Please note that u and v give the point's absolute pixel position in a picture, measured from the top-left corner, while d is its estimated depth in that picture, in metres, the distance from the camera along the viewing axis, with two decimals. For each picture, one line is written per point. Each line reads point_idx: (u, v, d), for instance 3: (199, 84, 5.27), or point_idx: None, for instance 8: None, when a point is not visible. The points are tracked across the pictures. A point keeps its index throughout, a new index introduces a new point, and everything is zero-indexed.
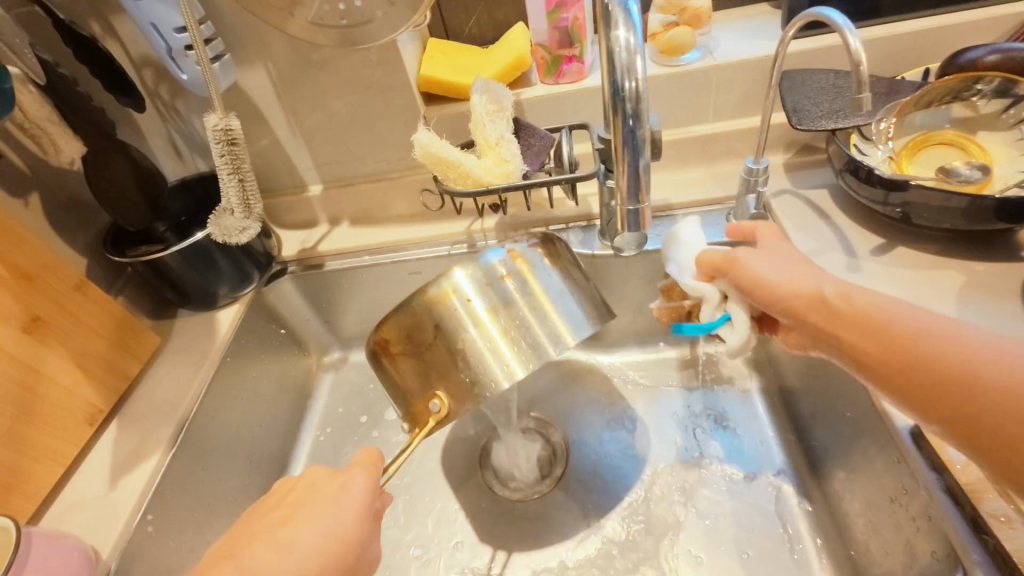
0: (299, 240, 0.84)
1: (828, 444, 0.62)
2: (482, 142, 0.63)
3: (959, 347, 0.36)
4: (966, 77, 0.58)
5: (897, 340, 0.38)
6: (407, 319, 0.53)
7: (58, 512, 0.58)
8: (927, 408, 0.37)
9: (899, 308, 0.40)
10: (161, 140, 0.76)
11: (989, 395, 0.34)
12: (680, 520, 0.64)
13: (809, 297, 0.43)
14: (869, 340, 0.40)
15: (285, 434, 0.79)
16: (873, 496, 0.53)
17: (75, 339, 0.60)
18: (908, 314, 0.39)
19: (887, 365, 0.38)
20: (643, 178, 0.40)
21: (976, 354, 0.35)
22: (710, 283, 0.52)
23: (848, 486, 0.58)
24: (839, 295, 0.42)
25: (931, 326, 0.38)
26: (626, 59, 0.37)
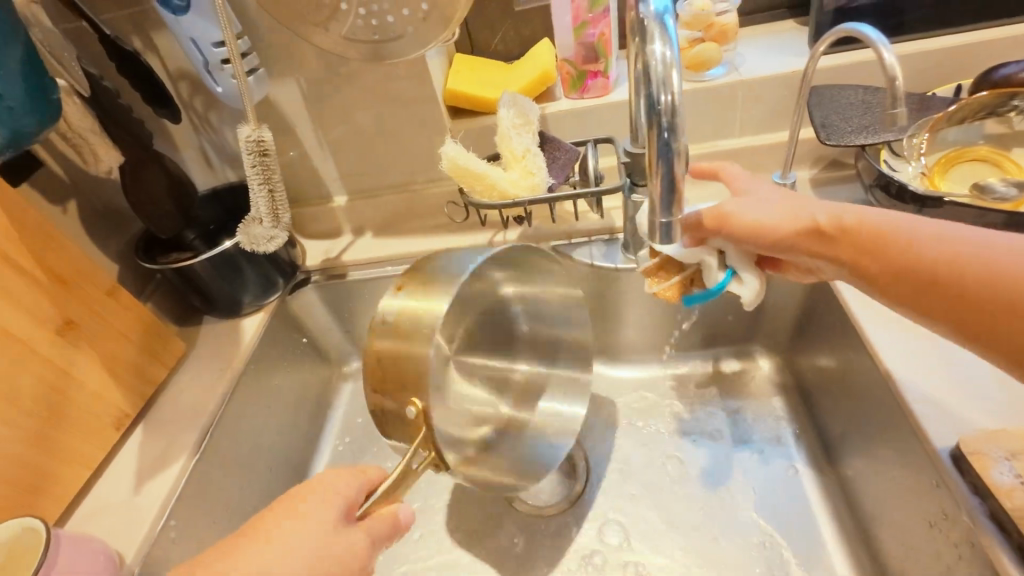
0: (322, 250, 0.85)
1: (859, 466, 0.60)
2: (508, 155, 0.63)
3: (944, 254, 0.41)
4: (1000, 92, 0.57)
5: (897, 255, 0.43)
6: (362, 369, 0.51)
7: (84, 515, 0.59)
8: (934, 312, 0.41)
9: (891, 223, 0.44)
10: (193, 151, 0.78)
11: (992, 288, 0.39)
12: (706, 545, 0.63)
13: (807, 227, 0.47)
14: (873, 258, 0.44)
15: (305, 443, 0.79)
16: (910, 522, 0.52)
17: (107, 343, 0.61)
18: (897, 229, 0.44)
19: (894, 278, 0.43)
20: (678, 192, 0.39)
21: (966, 254, 0.40)
22: (703, 246, 0.53)
23: (882, 511, 0.56)
24: (831, 221, 0.46)
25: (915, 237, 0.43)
26: (662, 72, 0.37)
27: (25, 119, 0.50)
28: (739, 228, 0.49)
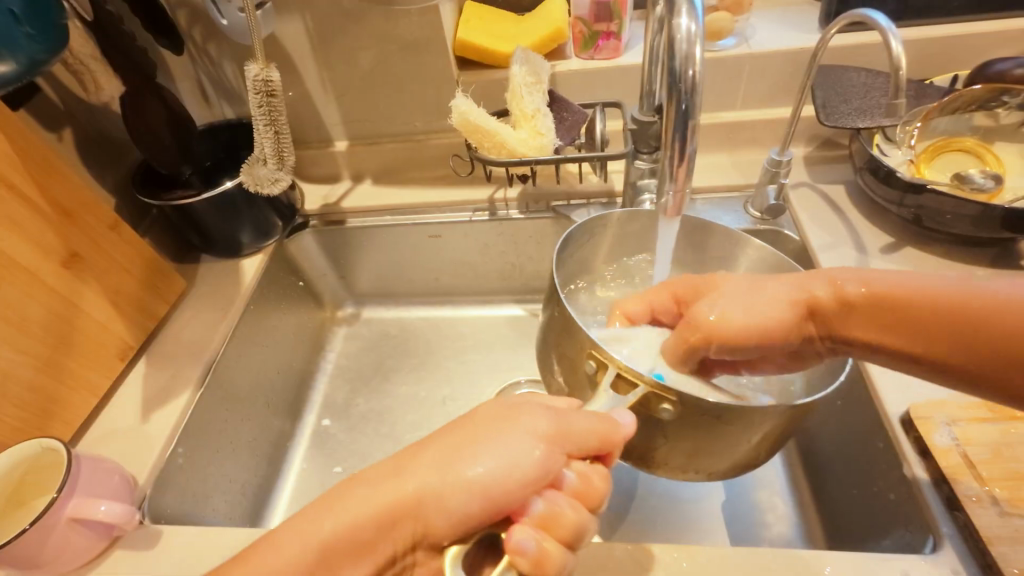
0: (321, 195, 0.85)
1: None
2: (518, 113, 0.64)
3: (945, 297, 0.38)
4: (991, 86, 0.60)
5: (911, 306, 0.39)
6: None
7: (92, 440, 0.61)
8: (974, 363, 0.38)
9: (905, 284, 0.40)
10: (190, 83, 0.76)
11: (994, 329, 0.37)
12: None
13: (795, 327, 0.42)
14: (884, 324, 0.40)
15: (300, 382, 0.82)
16: None
17: (110, 276, 0.61)
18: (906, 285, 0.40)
19: (931, 338, 0.38)
20: (689, 165, 0.41)
21: (978, 302, 0.37)
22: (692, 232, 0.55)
23: None
24: (831, 294, 0.42)
25: (922, 292, 0.39)
26: (686, 47, 0.39)
27: (31, 45, 0.48)
28: (733, 334, 0.42)
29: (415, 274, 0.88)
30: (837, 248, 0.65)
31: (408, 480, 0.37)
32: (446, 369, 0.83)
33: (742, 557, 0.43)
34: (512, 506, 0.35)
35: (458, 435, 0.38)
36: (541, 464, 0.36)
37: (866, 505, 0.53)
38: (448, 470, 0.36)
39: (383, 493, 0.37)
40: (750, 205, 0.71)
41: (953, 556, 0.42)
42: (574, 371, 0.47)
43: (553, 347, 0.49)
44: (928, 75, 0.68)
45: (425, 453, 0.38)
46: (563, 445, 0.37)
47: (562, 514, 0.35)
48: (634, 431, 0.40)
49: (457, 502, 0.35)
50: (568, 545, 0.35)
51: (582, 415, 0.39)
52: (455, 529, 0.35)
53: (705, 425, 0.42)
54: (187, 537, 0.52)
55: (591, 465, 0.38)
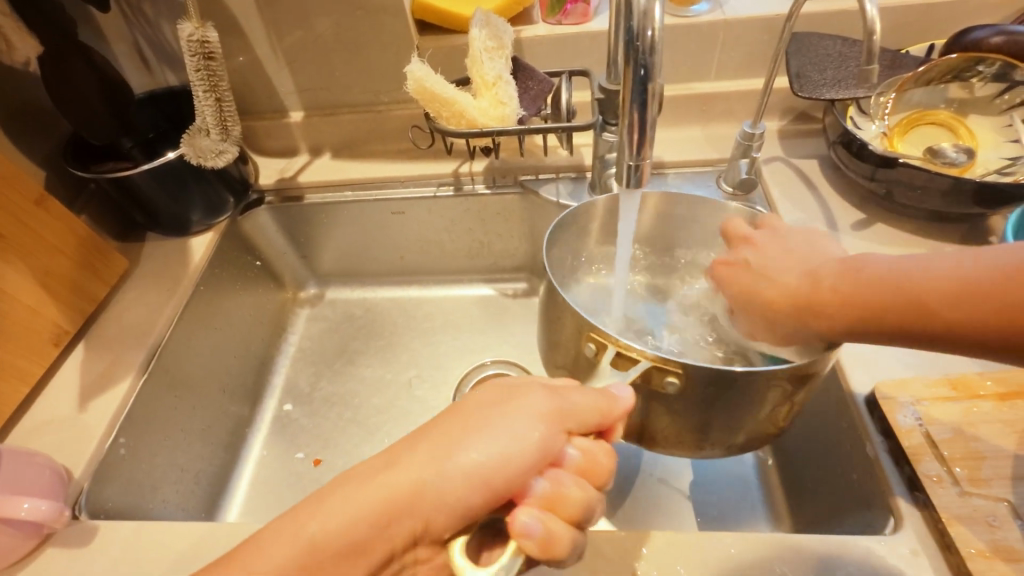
0: (277, 169, 0.80)
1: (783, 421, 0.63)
2: (479, 80, 0.60)
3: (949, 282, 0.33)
4: (966, 54, 0.57)
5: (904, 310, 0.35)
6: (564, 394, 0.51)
7: (25, 430, 0.57)
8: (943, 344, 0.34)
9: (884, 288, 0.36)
10: (126, 47, 0.70)
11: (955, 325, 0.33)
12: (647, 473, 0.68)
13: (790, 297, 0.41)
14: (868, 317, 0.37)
15: (259, 365, 0.78)
16: None
17: (39, 255, 0.57)
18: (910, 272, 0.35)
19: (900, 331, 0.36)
20: (648, 134, 0.39)
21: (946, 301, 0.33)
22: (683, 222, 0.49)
23: None
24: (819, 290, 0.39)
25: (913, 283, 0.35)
26: (644, 3, 0.35)
27: None
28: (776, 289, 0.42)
29: (379, 253, 0.84)
30: (808, 224, 0.63)
31: (401, 472, 0.35)
32: (412, 351, 0.80)
33: (707, 540, 0.42)
34: (511, 490, 0.34)
35: (451, 424, 0.36)
36: (542, 444, 0.34)
37: (832, 486, 0.52)
38: (445, 460, 0.34)
39: (376, 491, 0.35)
40: (722, 180, 0.69)
41: (912, 536, 0.42)
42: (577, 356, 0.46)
43: (550, 331, 0.49)
44: (904, 45, 0.66)
45: (419, 444, 0.36)
46: (562, 423, 0.36)
47: (566, 493, 0.34)
48: (633, 403, 0.39)
49: (455, 495, 0.33)
50: (574, 523, 0.34)
51: (580, 392, 0.38)
52: (456, 518, 0.34)
53: (710, 395, 0.41)
54: (125, 533, 0.49)
55: (591, 440, 0.37)
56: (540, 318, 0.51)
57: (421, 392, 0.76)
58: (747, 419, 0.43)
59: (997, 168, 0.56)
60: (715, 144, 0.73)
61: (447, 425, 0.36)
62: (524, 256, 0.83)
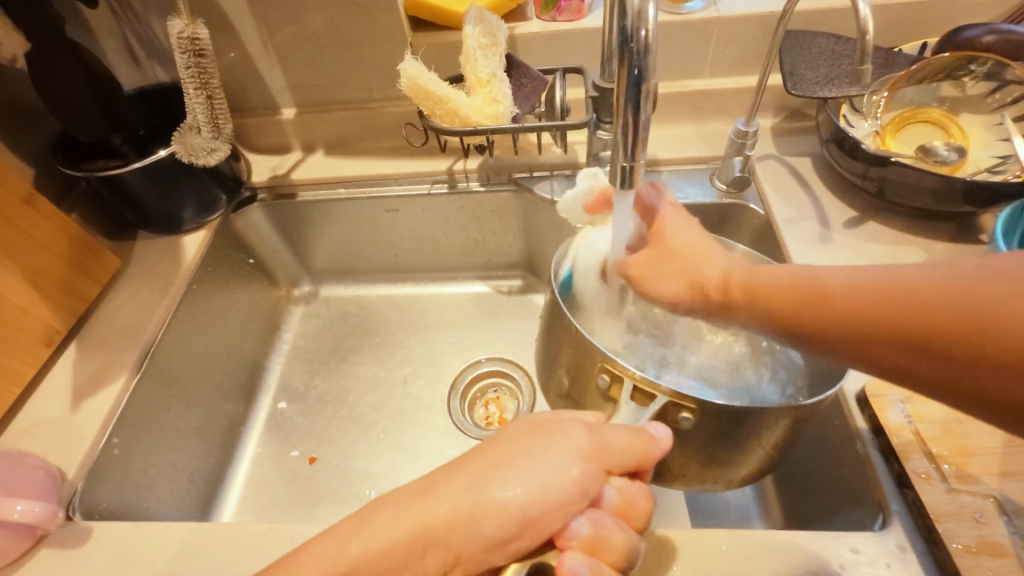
0: (270, 166, 0.80)
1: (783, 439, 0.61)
2: (472, 78, 0.60)
3: (892, 294, 0.34)
4: (958, 54, 0.57)
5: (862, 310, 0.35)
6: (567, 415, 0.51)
7: (17, 430, 0.56)
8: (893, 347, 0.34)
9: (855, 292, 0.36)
10: (115, 42, 0.69)
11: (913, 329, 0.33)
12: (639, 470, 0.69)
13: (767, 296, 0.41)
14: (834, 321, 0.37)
15: (253, 363, 0.78)
16: None
17: (29, 254, 0.56)
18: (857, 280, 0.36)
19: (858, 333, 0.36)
20: (642, 135, 0.39)
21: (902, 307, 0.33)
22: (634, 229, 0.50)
23: None
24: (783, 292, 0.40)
25: (857, 291, 0.36)
26: (639, 4, 0.35)
27: None
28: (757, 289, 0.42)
29: (373, 250, 0.84)
30: (801, 222, 0.63)
31: (440, 501, 0.35)
32: (407, 349, 0.80)
33: (700, 538, 0.42)
34: (554, 529, 0.34)
35: (491, 454, 0.37)
36: (580, 482, 0.35)
37: (823, 481, 0.53)
38: (482, 490, 0.35)
39: (407, 518, 0.35)
40: (716, 177, 0.69)
41: (901, 532, 0.42)
42: (586, 383, 0.46)
43: (557, 357, 0.49)
44: (897, 43, 0.66)
45: (456, 472, 0.36)
46: (603, 463, 0.36)
47: (608, 537, 0.35)
48: (669, 444, 0.40)
49: (495, 528, 0.34)
50: (615, 565, 0.35)
51: (618, 430, 0.38)
52: (493, 552, 0.34)
53: (724, 429, 0.41)
54: (118, 534, 0.49)
55: (629, 480, 0.38)
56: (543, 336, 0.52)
57: (416, 390, 0.76)
58: (753, 453, 0.43)
59: (988, 167, 0.57)
60: (709, 141, 0.73)
61: (489, 455, 0.37)
62: (518, 253, 0.83)
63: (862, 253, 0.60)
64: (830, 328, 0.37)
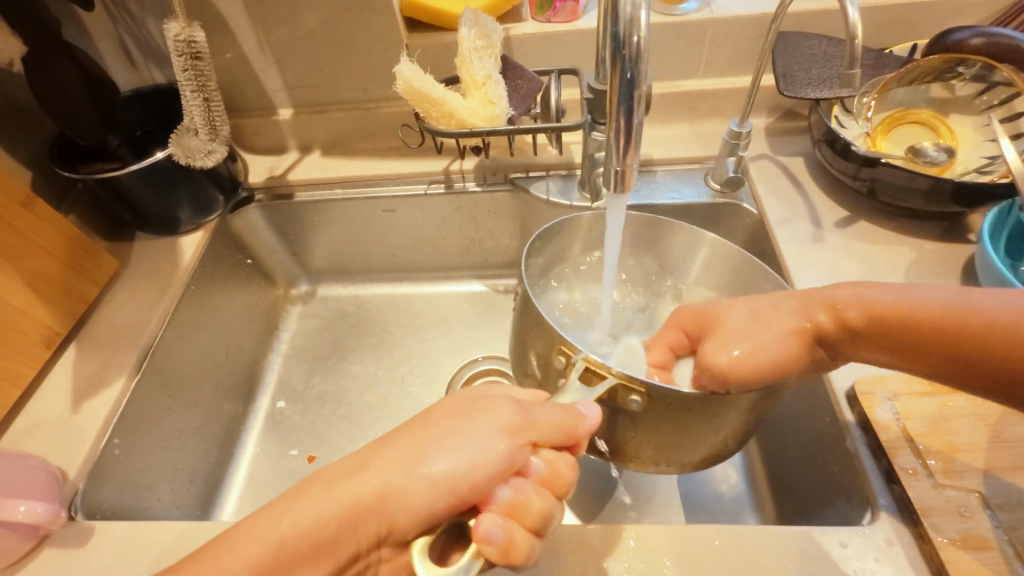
0: (267, 166, 0.80)
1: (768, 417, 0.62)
2: (468, 80, 0.60)
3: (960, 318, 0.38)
4: (946, 56, 0.58)
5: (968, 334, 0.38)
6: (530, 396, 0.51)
7: (18, 431, 0.57)
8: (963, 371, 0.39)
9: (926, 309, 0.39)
10: (110, 43, 0.69)
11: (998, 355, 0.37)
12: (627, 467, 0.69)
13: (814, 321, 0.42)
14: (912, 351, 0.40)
15: (251, 363, 0.78)
16: None
17: (28, 257, 0.57)
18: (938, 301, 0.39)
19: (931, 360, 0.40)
20: (635, 138, 0.39)
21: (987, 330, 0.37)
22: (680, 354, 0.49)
23: None
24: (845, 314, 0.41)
25: (950, 323, 0.38)
26: (630, 10, 0.36)
27: None
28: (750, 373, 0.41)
29: (370, 250, 0.85)
30: (793, 221, 0.64)
31: (374, 474, 0.36)
32: (405, 347, 0.81)
33: (692, 532, 0.43)
34: (476, 498, 0.34)
35: (423, 429, 0.38)
36: (505, 456, 0.35)
37: (814, 477, 0.54)
38: (411, 465, 0.36)
39: (349, 488, 0.36)
40: (710, 177, 0.70)
41: (888, 526, 0.43)
42: (546, 366, 0.47)
43: (521, 338, 0.50)
44: (888, 44, 0.67)
45: (388, 448, 0.37)
46: (526, 436, 0.37)
47: (528, 502, 0.35)
48: (598, 423, 0.40)
49: (421, 498, 0.34)
50: (535, 533, 0.35)
51: (547, 408, 0.39)
52: (420, 522, 0.35)
53: (677, 414, 0.42)
54: (121, 533, 0.50)
55: (556, 453, 0.38)
56: (516, 323, 0.52)
57: (414, 388, 0.77)
58: (700, 438, 0.44)
59: (977, 167, 0.58)
60: (703, 141, 0.74)
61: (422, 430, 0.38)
62: (514, 253, 0.83)
63: (853, 251, 0.61)
64: (907, 343, 0.40)
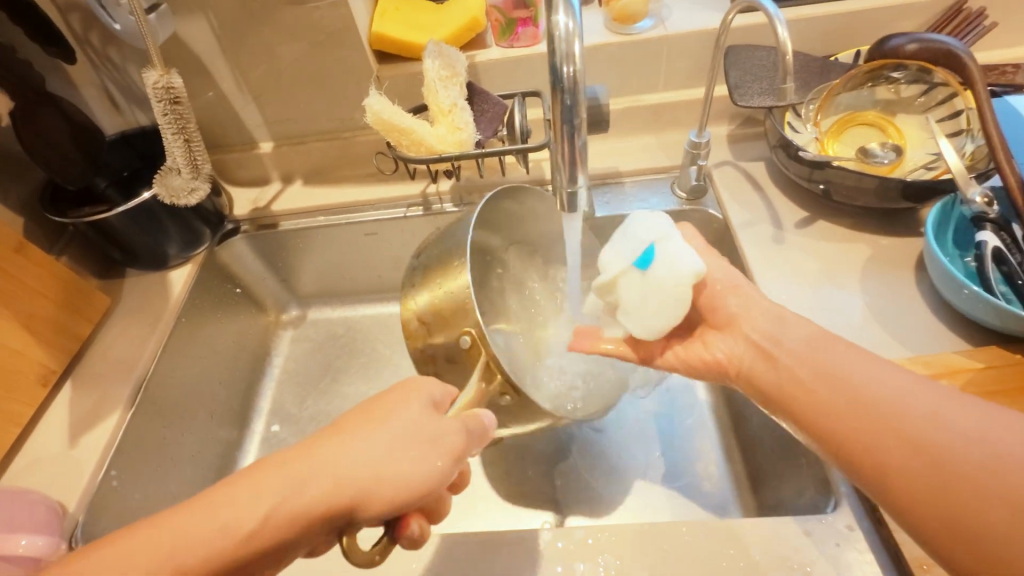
0: (250, 199, 0.83)
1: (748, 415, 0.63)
2: (435, 108, 0.63)
3: (964, 473, 0.33)
4: (886, 62, 0.61)
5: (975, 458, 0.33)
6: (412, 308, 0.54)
7: (19, 469, 0.59)
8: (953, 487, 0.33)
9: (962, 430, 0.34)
10: (95, 90, 0.72)
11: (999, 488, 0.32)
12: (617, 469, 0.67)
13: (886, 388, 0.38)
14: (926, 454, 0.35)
15: (245, 389, 0.80)
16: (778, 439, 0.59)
17: (20, 301, 0.59)
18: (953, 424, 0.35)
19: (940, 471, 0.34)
20: (580, 159, 0.42)
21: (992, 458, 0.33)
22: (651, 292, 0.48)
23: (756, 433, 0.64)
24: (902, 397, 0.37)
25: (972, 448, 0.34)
26: (565, 46, 0.38)
27: None
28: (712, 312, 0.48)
29: (354, 273, 0.87)
30: (756, 224, 0.67)
31: (332, 478, 0.36)
32: (393, 366, 0.83)
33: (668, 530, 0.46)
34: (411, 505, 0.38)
35: (378, 434, 0.38)
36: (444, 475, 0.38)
37: (782, 470, 0.56)
38: (366, 472, 0.36)
39: (309, 489, 0.36)
40: (676, 186, 0.73)
41: (849, 513, 0.45)
42: (449, 316, 0.50)
43: (436, 270, 0.52)
44: (835, 51, 0.70)
45: (347, 450, 0.37)
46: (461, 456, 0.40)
47: (442, 501, 0.40)
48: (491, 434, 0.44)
49: (373, 505, 0.36)
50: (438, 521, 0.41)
51: (474, 421, 0.42)
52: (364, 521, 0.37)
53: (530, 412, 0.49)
54: None
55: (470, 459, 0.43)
56: (438, 248, 0.54)
57: None
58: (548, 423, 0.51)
59: (924, 164, 0.61)
60: (667, 151, 0.77)
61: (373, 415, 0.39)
62: None
63: (813, 250, 0.63)
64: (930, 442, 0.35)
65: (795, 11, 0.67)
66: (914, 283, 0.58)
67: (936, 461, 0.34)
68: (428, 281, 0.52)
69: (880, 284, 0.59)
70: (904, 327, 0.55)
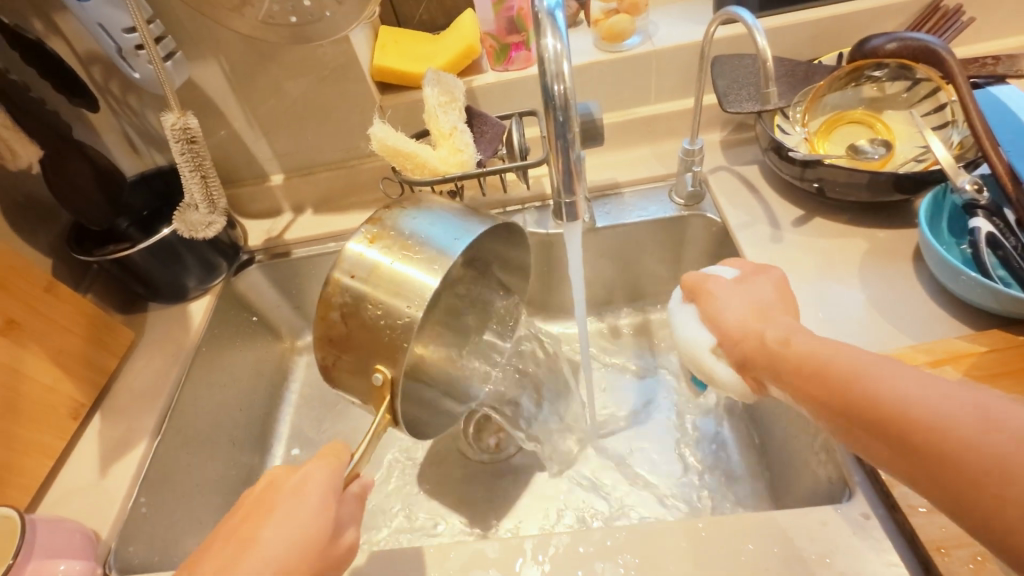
0: (264, 230, 0.86)
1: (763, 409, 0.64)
2: (436, 133, 0.66)
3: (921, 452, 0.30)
4: (868, 63, 0.63)
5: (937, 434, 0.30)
6: (353, 265, 0.50)
7: (53, 500, 0.61)
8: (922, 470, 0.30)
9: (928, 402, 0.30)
10: (115, 135, 0.76)
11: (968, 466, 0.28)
12: (618, 481, 0.67)
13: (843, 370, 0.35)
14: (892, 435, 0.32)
15: (265, 414, 0.82)
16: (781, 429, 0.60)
17: (51, 338, 0.62)
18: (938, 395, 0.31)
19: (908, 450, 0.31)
20: (575, 173, 0.44)
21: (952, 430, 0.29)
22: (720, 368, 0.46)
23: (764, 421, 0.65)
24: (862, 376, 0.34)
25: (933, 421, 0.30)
26: (555, 66, 0.40)
27: None
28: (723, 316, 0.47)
29: None
30: (753, 225, 0.68)
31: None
32: None
33: (686, 529, 0.47)
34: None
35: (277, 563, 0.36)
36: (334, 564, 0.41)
37: (797, 463, 0.57)
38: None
39: None
40: (674, 194, 0.75)
41: (863, 500, 0.46)
42: (388, 324, 0.48)
43: (394, 256, 0.50)
44: (819, 54, 0.72)
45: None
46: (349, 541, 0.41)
47: None
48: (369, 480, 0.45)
49: None
50: None
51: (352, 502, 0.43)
52: None
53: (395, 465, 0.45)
54: None
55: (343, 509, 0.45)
56: (407, 230, 0.51)
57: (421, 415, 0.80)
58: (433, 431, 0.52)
59: (913, 157, 0.62)
60: (663, 161, 0.79)
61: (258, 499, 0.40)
62: None
63: (811, 247, 0.65)
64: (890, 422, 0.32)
65: (780, 19, 0.70)
66: (914, 273, 0.59)
67: (920, 440, 0.30)
68: (389, 256, 0.50)
69: (879, 276, 0.60)
70: (907, 317, 0.56)
